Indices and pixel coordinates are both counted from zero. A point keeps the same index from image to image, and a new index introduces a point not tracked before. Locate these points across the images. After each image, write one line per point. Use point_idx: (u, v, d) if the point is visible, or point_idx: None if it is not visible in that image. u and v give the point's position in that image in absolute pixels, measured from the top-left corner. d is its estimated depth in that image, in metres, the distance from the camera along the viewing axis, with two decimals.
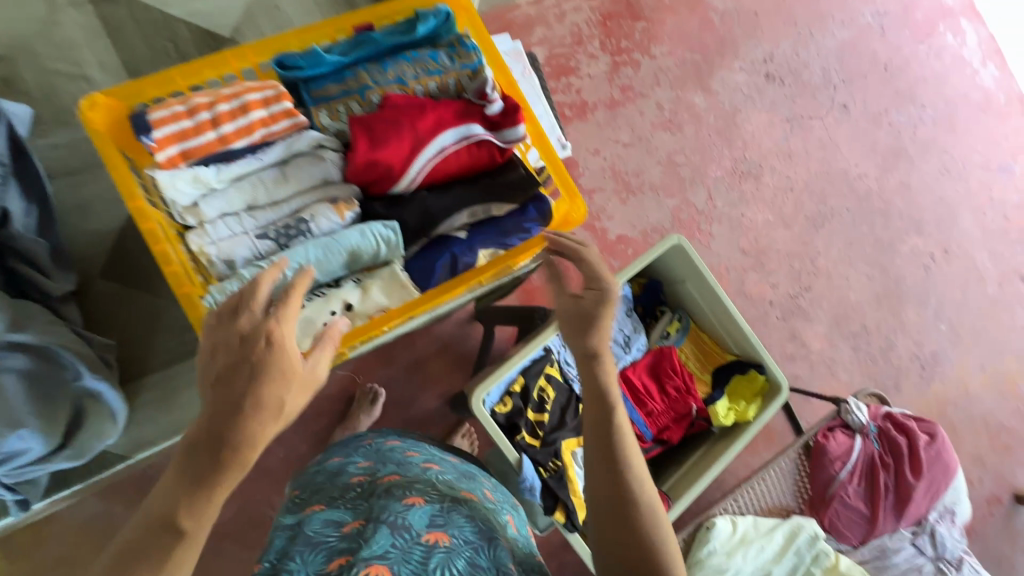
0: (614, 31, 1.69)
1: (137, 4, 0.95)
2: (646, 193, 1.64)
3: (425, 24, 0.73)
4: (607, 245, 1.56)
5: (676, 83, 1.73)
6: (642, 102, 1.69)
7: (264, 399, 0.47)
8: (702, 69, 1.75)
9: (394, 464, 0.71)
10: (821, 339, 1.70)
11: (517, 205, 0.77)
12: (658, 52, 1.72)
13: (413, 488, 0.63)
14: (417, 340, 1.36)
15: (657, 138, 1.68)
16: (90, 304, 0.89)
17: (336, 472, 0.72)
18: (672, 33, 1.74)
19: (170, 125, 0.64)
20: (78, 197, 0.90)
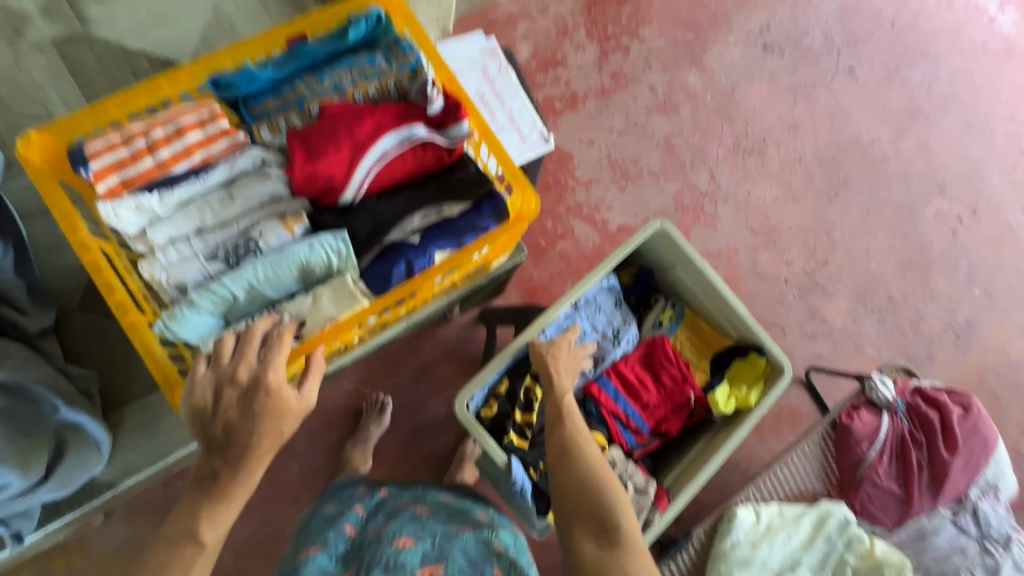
0: (600, 18, 1.65)
1: (97, 42, 0.98)
2: (645, 179, 1.59)
3: (356, 28, 0.73)
4: (608, 236, 1.52)
5: (668, 64, 1.67)
6: (634, 88, 1.64)
7: (269, 433, 0.56)
8: (695, 47, 1.70)
9: (387, 512, 0.74)
10: (843, 314, 1.62)
11: (470, 203, 0.74)
12: (647, 34, 1.68)
13: (404, 534, 0.68)
14: (421, 347, 1.36)
15: (653, 122, 1.63)
16: (69, 337, 0.91)
17: (331, 518, 0.75)
18: (660, 15, 1.69)
19: (107, 157, 0.65)
20: (54, 233, 0.92)
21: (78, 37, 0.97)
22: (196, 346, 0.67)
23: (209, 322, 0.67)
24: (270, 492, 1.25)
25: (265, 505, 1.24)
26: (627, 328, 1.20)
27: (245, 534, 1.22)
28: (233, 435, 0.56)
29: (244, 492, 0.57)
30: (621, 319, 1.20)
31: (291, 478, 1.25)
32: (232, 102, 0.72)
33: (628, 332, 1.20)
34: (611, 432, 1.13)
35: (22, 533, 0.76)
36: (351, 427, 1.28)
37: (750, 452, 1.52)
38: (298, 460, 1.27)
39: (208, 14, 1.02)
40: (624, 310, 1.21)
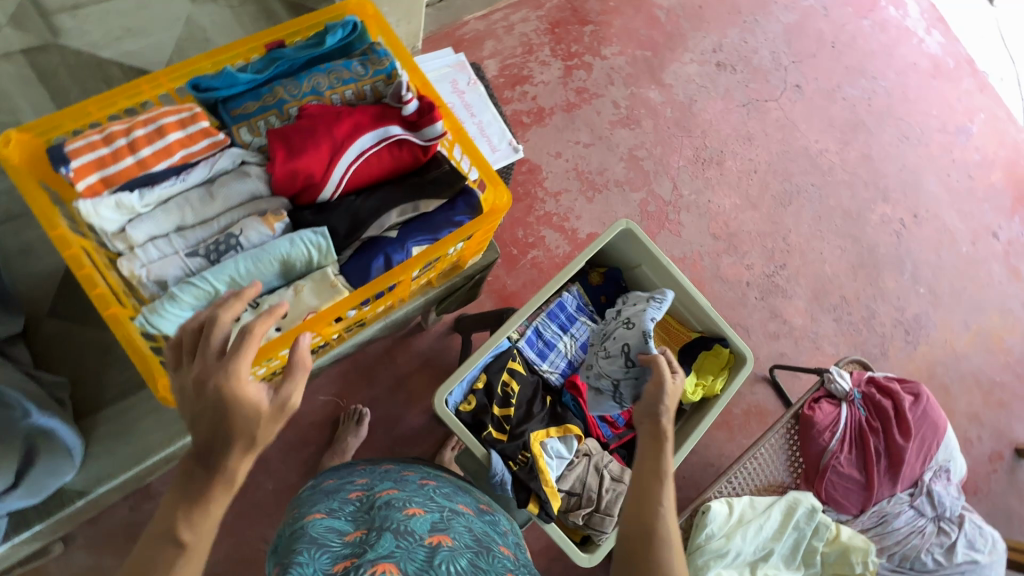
0: (563, 37, 1.74)
1: (68, 51, 0.98)
2: (612, 190, 1.67)
3: (333, 35, 0.76)
4: (578, 244, 1.58)
5: (629, 80, 1.77)
6: (598, 102, 1.73)
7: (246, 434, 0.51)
8: (654, 64, 1.80)
9: (391, 480, 0.76)
10: (802, 314, 1.71)
11: (445, 200, 0.78)
12: (608, 52, 1.77)
13: (412, 501, 0.69)
14: (397, 357, 1.37)
15: (617, 135, 1.72)
16: (39, 344, 0.89)
17: (334, 489, 0.74)
18: (621, 34, 1.80)
19: (87, 155, 0.66)
20: (23, 240, 0.92)
21: (48, 47, 0.98)
22: (178, 341, 0.68)
23: (190, 316, 0.68)
24: (244, 511, 1.23)
25: (239, 525, 1.22)
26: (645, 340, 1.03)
27: (217, 555, 1.19)
28: (204, 433, 0.51)
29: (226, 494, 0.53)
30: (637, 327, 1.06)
31: (266, 495, 1.24)
32: (211, 105, 0.73)
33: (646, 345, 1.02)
34: (588, 424, 1.15)
35: None
36: (327, 440, 1.28)
37: (721, 450, 1.57)
38: (272, 477, 1.26)
39: (180, 26, 1.04)
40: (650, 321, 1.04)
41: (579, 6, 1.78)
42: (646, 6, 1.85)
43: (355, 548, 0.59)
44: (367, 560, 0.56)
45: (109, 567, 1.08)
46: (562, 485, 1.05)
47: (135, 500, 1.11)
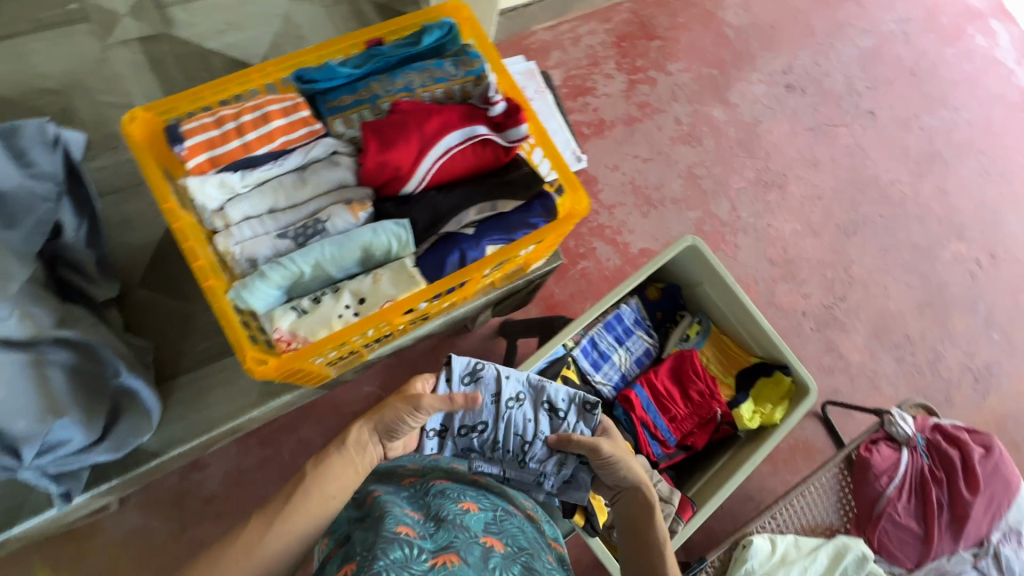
0: (629, 51, 1.73)
1: (177, 41, 1.05)
2: (667, 206, 1.64)
3: (430, 36, 0.79)
4: (629, 259, 1.55)
5: (693, 97, 1.74)
6: (660, 118, 1.70)
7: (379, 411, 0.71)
8: (720, 82, 1.77)
9: (443, 468, 0.77)
10: (861, 350, 1.62)
11: (522, 201, 0.79)
12: (674, 68, 1.75)
13: (466, 493, 0.72)
14: (441, 355, 1.35)
15: (677, 152, 1.69)
16: (129, 310, 0.95)
17: (386, 472, 0.76)
18: (687, 51, 1.77)
19: (199, 135, 0.71)
20: (122, 212, 0.97)
21: (160, 36, 1.05)
22: (261, 318, 0.71)
23: (275, 295, 0.71)
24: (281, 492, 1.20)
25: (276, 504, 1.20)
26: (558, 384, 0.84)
27: None
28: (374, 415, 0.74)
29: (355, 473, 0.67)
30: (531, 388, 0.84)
31: None
32: (310, 96, 0.77)
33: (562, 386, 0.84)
34: (639, 441, 1.13)
35: (71, 494, 0.80)
36: None
37: (764, 484, 1.49)
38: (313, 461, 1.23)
39: (277, 22, 1.10)
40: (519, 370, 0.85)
41: (647, 21, 1.77)
42: (716, 23, 1.82)
43: (417, 527, 0.61)
44: (427, 547, 0.58)
45: (158, 529, 1.14)
46: None
47: (186, 469, 1.17)
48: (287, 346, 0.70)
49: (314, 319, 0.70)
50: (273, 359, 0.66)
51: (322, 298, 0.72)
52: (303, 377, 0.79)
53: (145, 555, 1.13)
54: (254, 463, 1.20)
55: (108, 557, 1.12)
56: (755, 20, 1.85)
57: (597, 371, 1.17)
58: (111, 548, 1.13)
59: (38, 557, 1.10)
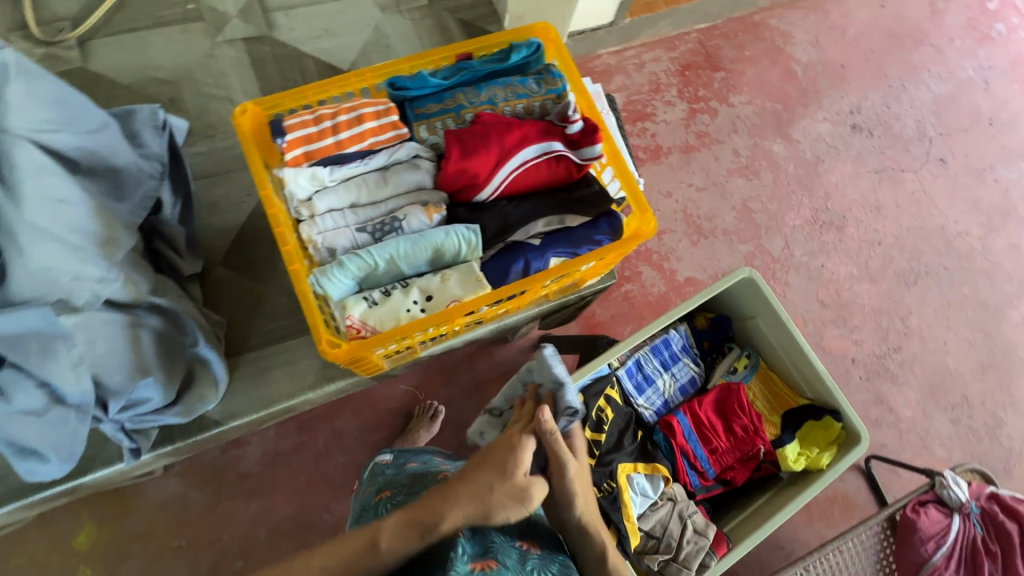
0: (693, 79, 1.73)
1: (277, 44, 1.14)
2: (718, 237, 1.62)
3: (517, 53, 0.83)
4: (674, 286, 1.53)
5: (754, 130, 1.73)
6: (718, 148, 1.70)
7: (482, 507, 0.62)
8: (783, 117, 1.75)
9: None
10: (913, 406, 1.55)
11: (589, 218, 0.81)
12: (737, 100, 1.75)
13: None
14: (478, 362, 1.36)
15: (732, 184, 1.67)
16: (210, 286, 1.01)
17: (420, 474, 0.84)
18: (753, 83, 1.76)
19: (299, 131, 0.76)
20: (211, 196, 1.05)
21: (262, 37, 1.14)
22: (334, 305, 0.75)
23: (349, 285, 0.75)
24: (312, 478, 1.24)
25: (306, 490, 1.23)
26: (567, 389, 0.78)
27: (281, 515, 1.21)
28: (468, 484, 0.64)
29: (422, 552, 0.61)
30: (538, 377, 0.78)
31: (336, 468, 1.24)
32: (400, 102, 0.82)
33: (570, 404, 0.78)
34: (676, 469, 1.12)
35: (140, 450, 0.86)
36: (399, 429, 1.27)
37: (796, 534, 1.42)
38: (344, 451, 1.26)
39: (368, 32, 1.18)
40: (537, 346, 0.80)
41: (714, 51, 1.77)
42: (784, 58, 1.80)
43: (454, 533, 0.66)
44: (467, 546, 0.62)
45: (196, 498, 1.20)
46: (643, 525, 1.05)
47: (227, 444, 1.23)
48: (356, 334, 0.74)
49: (383, 313, 0.74)
50: (344, 344, 0.70)
51: (393, 292, 0.76)
52: (363, 366, 0.83)
53: (182, 521, 1.19)
54: (290, 447, 1.24)
55: (149, 519, 1.18)
56: (826, 58, 1.82)
57: (642, 395, 1.17)
58: (151, 510, 1.19)
59: (87, 510, 1.18)
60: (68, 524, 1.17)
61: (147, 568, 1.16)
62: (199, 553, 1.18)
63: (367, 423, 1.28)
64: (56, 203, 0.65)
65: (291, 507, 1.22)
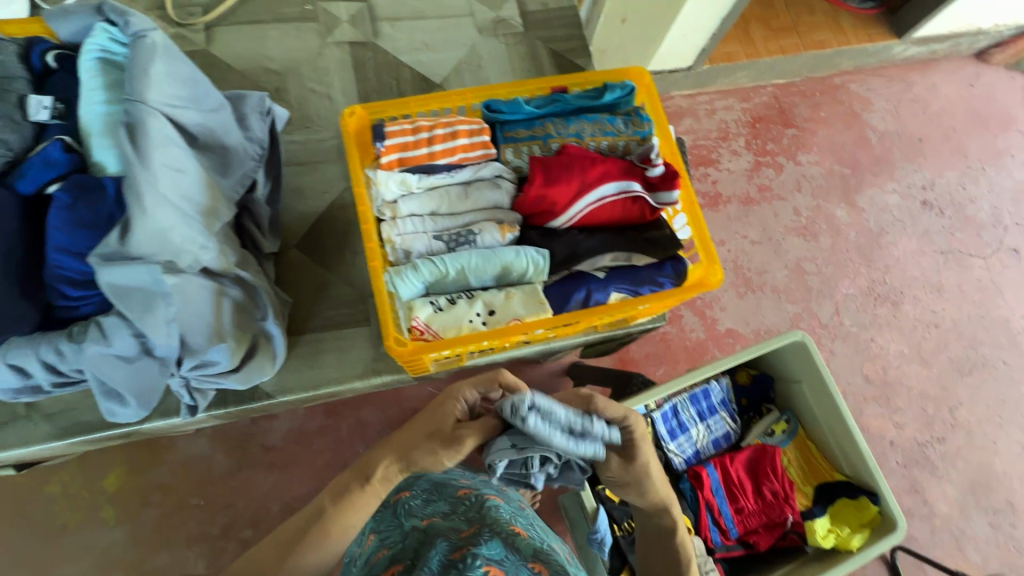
0: (762, 133, 1.73)
1: (380, 51, 1.21)
2: (766, 293, 1.59)
3: (611, 94, 0.86)
4: (715, 335, 1.51)
5: (818, 191, 1.70)
6: (778, 205, 1.68)
7: (400, 448, 0.71)
8: (850, 183, 1.72)
9: (496, 491, 0.82)
10: (950, 502, 1.47)
11: (655, 260, 0.83)
12: (804, 159, 1.73)
13: (516, 520, 0.74)
14: None
15: (788, 242, 1.65)
16: (282, 265, 1.06)
17: (442, 482, 0.82)
18: (823, 145, 1.74)
19: (398, 137, 0.81)
20: (297, 182, 1.11)
21: (367, 43, 1.22)
22: (401, 304, 0.79)
23: (418, 288, 0.79)
24: (330, 462, 1.27)
25: (323, 472, 1.26)
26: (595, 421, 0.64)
27: (297, 492, 1.24)
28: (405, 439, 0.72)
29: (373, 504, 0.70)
30: (543, 443, 0.61)
31: (353, 457, 1.27)
32: (493, 124, 0.86)
33: (601, 446, 0.64)
34: (700, 523, 1.10)
35: (195, 408, 0.91)
36: None
37: None
38: (364, 442, 1.29)
39: (465, 50, 1.24)
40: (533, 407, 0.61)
41: (788, 108, 1.77)
42: (860, 123, 1.78)
43: (466, 541, 0.66)
44: (482, 552, 0.63)
45: (220, 462, 1.25)
46: None
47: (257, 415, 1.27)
48: (419, 335, 0.77)
49: (447, 320, 0.77)
50: (409, 344, 0.75)
51: (458, 301, 0.78)
52: (413, 367, 0.86)
53: (205, 481, 1.24)
54: (315, 428, 1.29)
55: (176, 473, 1.24)
56: (904, 129, 1.78)
57: (676, 442, 1.16)
58: (179, 465, 1.25)
59: (123, 453, 1.25)
60: (103, 463, 1.24)
61: (164, 519, 1.22)
62: (213, 514, 1.22)
63: (391, 419, 1.31)
64: (174, 171, 0.73)
65: (306, 486, 1.25)
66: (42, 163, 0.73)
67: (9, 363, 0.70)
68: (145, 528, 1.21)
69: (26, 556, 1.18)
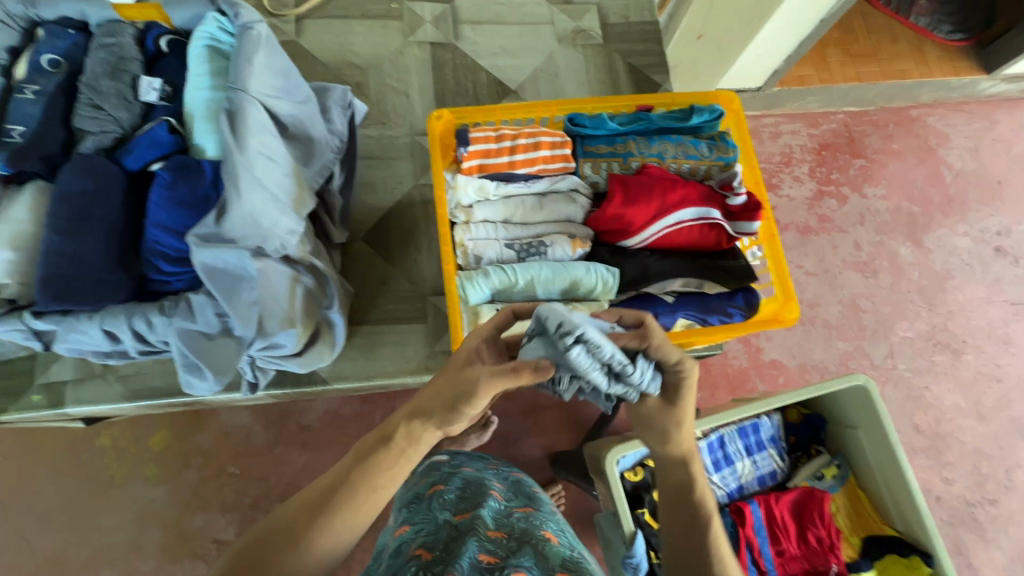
0: (828, 161, 1.65)
1: (459, 53, 1.23)
2: (816, 327, 1.51)
3: (698, 116, 0.85)
4: (757, 365, 1.44)
5: (882, 227, 1.61)
6: (838, 237, 1.60)
7: (420, 405, 0.58)
8: (917, 221, 1.62)
9: (527, 499, 0.79)
10: (998, 570, 1.37)
11: (727, 289, 0.82)
12: (871, 192, 1.63)
13: (549, 528, 0.70)
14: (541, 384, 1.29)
15: (844, 276, 1.56)
16: (348, 256, 1.09)
17: (475, 481, 0.79)
18: (892, 178, 1.65)
19: (481, 144, 0.81)
20: (369, 176, 1.14)
21: (448, 45, 1.23)
22: (467, 309, 0.80)
23: (485, 295, 0.79)
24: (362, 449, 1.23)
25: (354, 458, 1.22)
26: (637, 368, 0.54)
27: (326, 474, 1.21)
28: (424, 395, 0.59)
29: (404, 465, 0.59)
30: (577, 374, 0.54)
31: None
32: (574, 137, 0.86)
33: (633, 394, 0.57)
34: (740, 562, 1.06)
35: (256, 386, 0.93)
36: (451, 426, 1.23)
37: None
38: None
39: (542, 58, 1.24)
40: (581, 337, 0.52)
41: (858, 137, 1.68)
42: (934, 159, 1.68)
43: (498, 550, 0.64)
44: (513, 561, 0.61)
45: (259, 436, 1.23)
46: None
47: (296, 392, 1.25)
48: None
49: None
50: None
51: None
52: None
53: (241, 453, 1.22)
54: (350, 414, 1.24)
55: (215, 442, 1.22)
56: (983, 170, 1.68)
57: (719, 473, 1.13)
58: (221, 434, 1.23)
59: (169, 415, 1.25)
60: (150, 423, 1.24)
61: (203, 482, 1.20)
62: (247, 485, 1.20)
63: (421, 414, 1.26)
64: (266, 159, 0.75)
65: None
66: (150, 141, 0.78)
67: (103, 328, 0.73)
68: (185, 489, 1.20)
69: (70, 504, 1.18)
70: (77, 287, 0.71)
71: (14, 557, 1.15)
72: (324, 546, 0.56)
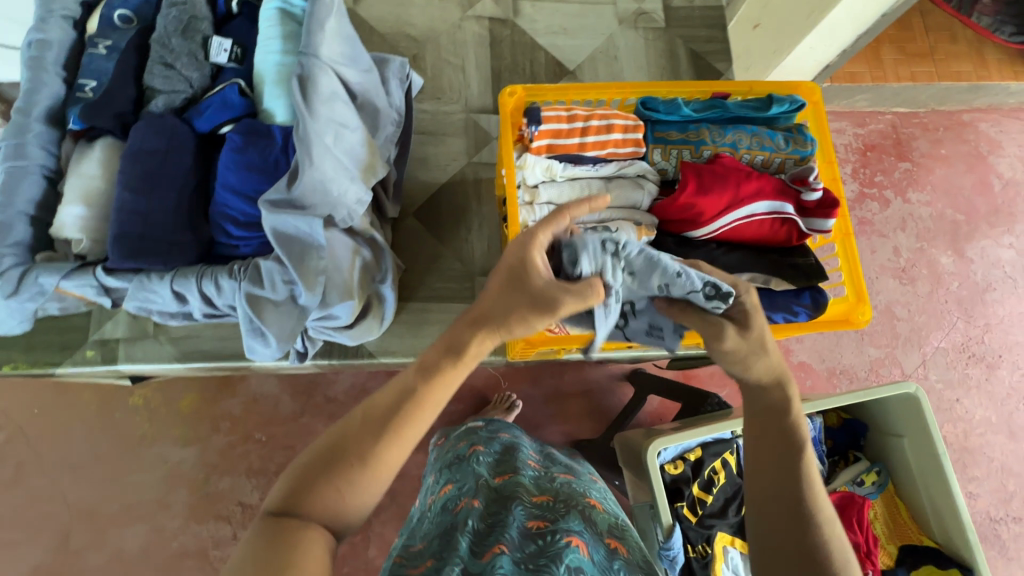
0: (872, 162, 1.59)
1: (518, 30, 1.20)
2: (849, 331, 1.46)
3: (776, 107, 0.83)
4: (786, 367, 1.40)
5: (924, 234, 1.55)
6: (877, 241, 1.53)
7: (488, 314, 0.53)
8: (961, 230, 1.56)
9: (565, 468, 0.77)
10: None
11: (794, 287, 0.80)
12: (915, 197, 1.57)
13: (591, 494, 0.69)
14: (566, 372, 1.27)
15: (880, 282, 1.50)
16: (398, 232, 1.08)
17: (512, 449, 0.77)
18: (938, 183, 1.58)
19: (552, 124, 0.79)
20: (422, 151, 1.12)
21: (507, 21, 1.21)
22: None
23: None
24: None
25: None
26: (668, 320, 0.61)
27: None
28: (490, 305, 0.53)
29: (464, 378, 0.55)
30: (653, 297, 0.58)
31: None
32: (646, 121, 0.83)
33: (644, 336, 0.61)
34: None
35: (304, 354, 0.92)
36: (476, 407, 1.21)
37: None
38: None
39: (601, 39, 1.21)
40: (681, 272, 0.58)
41: (905, 139, 1.61)
42: (984, 167, 1.61)
43: (545, 514, 0.62)
44: (563, 526, 0.59)
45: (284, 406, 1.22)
46: None
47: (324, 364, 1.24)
48: None
49: None
50: None
51: None
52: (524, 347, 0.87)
53: (267, 420, 1.21)
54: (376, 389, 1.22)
55: (241, 409, 1.22)
56: None
57: None
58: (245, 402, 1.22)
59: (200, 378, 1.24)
60: (179, 386, 1.24)
61: (229, 448, 1.20)
62: (272, 452, 1.20)
63: None
64: (339, 126, 0.75)
65: None
66: (221, 103, 0.77)
67: (173, 289, 0.73)
68: (212, 453, 1.19)
69: (99, 458, 1.18)
70: (150, 245, 0.72)
71: (44, 506, 1.16)
72: (385, 469, 0.51)
